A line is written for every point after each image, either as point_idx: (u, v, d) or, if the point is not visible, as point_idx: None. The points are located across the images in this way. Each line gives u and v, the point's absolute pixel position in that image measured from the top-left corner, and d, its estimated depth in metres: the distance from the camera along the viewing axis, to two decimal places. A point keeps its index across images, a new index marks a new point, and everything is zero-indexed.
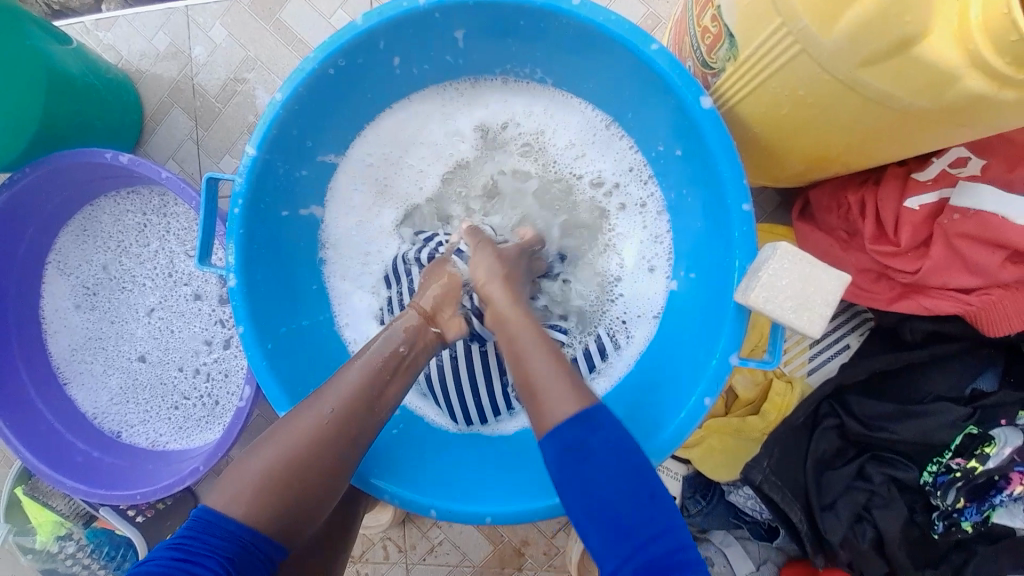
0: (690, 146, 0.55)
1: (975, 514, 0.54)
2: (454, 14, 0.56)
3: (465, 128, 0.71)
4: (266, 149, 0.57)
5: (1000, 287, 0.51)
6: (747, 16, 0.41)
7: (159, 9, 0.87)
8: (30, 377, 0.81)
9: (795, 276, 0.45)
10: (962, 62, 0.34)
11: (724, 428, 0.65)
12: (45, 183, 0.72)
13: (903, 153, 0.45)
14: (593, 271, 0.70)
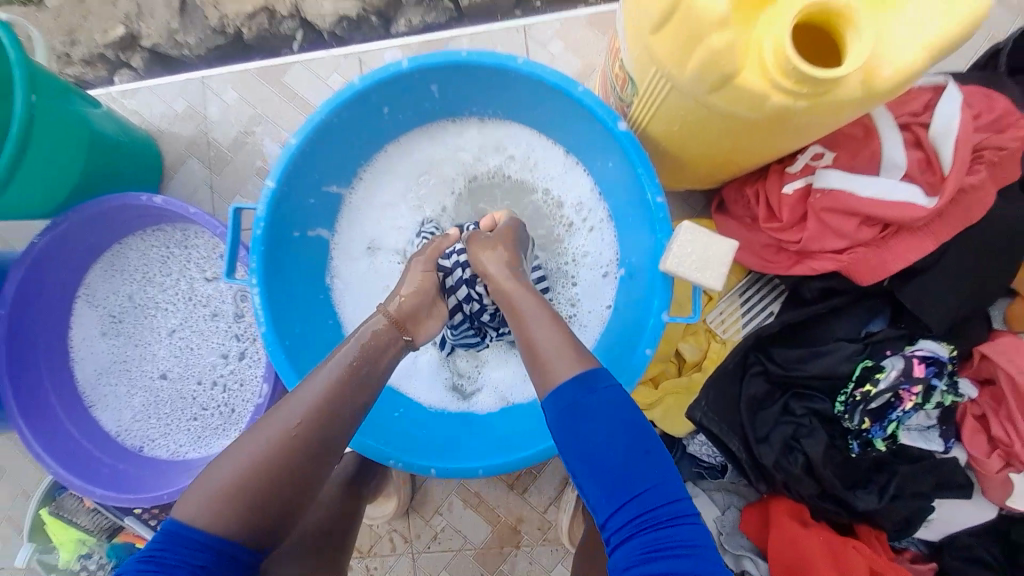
0: (617, 160, 0.71)
1: (882, 431, 0.67)
2: (429, 72, 0.72)
3: (442, 160, 0.86)
4: (282, 182, 0.71)
5: (863, 246, 0.65)
6: (637, 64, 0.58)
7: (177, 80, 1.04)
8: (58, 399, 0.90)
9: (698, 245, 0.61)
10: (766, 87, 0.49)
11: (676, 390, 0.79)
12: (83, 226, 0.85)
13: (766, 151, 0.60)
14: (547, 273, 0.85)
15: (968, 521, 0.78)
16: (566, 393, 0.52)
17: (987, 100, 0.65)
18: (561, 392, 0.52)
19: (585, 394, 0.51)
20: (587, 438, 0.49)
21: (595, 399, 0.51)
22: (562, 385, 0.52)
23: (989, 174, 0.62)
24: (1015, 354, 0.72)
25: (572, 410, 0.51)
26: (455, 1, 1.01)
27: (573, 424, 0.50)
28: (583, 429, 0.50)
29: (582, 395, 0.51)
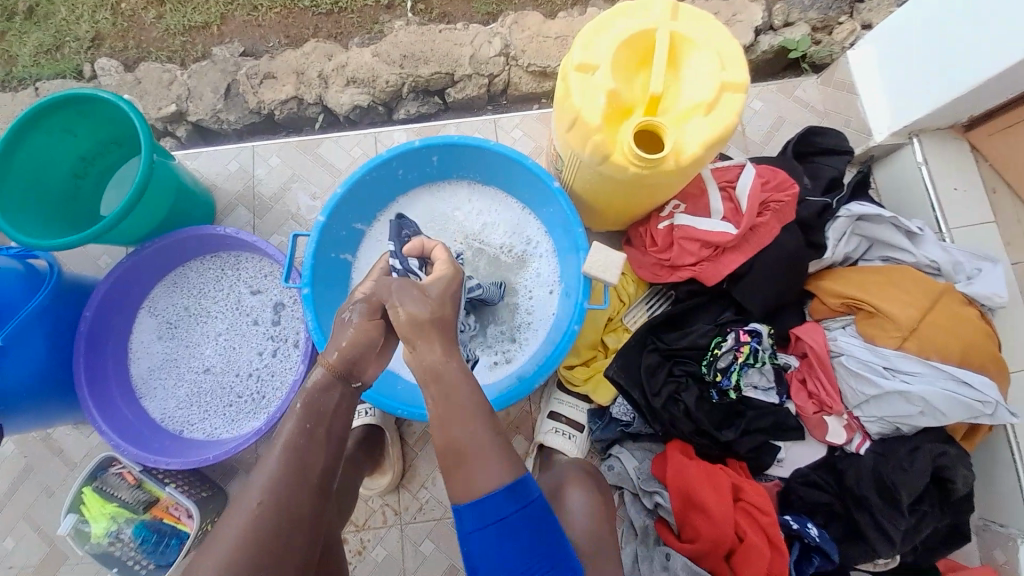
0: (554, 207, 1.10)
1: (729, 381, 1.01)
2: (431, 150, 1.10)
3: (438, 208, 1.21)
4: (328, 218, 1.04)
5: (706, 260, 1.04)
6: (564, 148, 0.97)
7: (233, 148, 1.36)
8: (119, 389, 1.13)
9: (598, 254, 0.98)
10: (627, 164, 0.87)
11: (602, 367, 1.12)
12: (163, 251, 1.14)
13: (644, 201, 0.99)
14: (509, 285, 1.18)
15: (811, 458, 1.05)
16: (484, 506, 0.63)
17: (773, 173, 1.05)
18: (479, 505, 0.63)
19: (520, 506, 0.64)
20: (498, 543, 0.62)
21: (512, 518, 0.63)
22: (483, 500, 0.63)
23: (773, 216, 1.03)
24: (814, 333, 1.05)
25: (489, 523, 0.63)
26: (443, 98, 1.40)
27: (487, 532, 0.63)
28: (501, 545, 0.62)
29: (501, 511, 0.63)
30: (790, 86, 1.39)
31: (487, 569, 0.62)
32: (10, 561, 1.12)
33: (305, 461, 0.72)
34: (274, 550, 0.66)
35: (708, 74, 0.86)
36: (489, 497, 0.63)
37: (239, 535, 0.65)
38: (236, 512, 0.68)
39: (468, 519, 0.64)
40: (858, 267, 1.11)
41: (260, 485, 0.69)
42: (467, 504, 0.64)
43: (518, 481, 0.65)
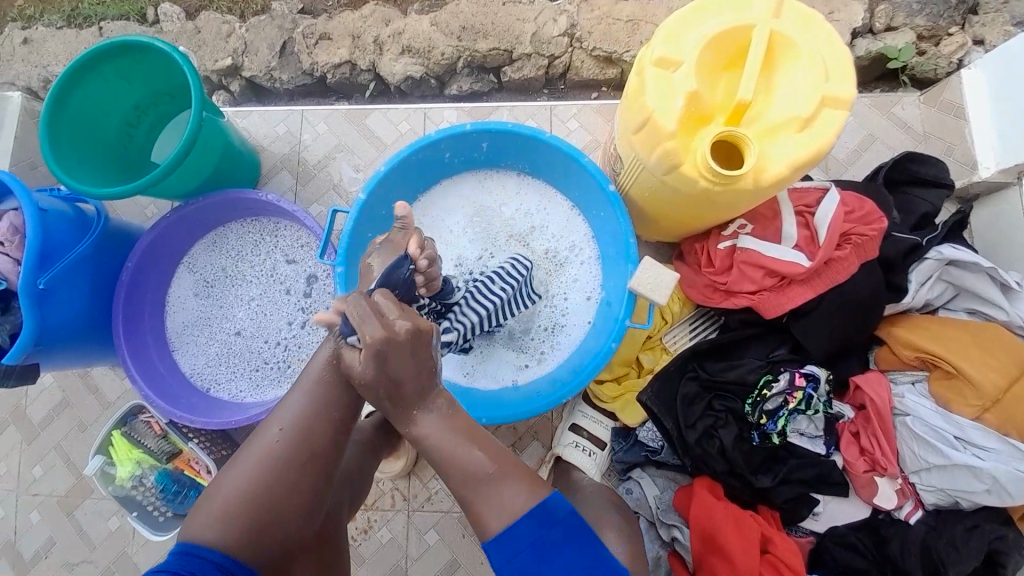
0: (605, 210, 1.02)
1: (774, 426, 0.95)
2: (484, 136, 1.04)
3: (483, 197, 1.15)
4: (368, 196, 1.00)
5: (766, 291, 0.96)
6: (626, 151, 0.88)
7: (281, 109, 1.33)
8: (153, 340, 1.14)
9: (650, 268, 0.91)
10: (699, 176, 0.78)
11: (634, 387, 1.06)
12: (205, 209, 1.13)
13: (707, 218, 0.90)
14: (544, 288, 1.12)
15: (848, 518, 0.99)
16: (551, 493, 0.64)
17: (860, 202, 0.97)
18: (546, 490, 0.64)
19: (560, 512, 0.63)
20: (554, 529, 0.62)
21: (583, 510, 0.64)
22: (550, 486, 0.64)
23: (852, 251, 0.94)
24: (877, 385, 0.98)
25: (549, 508, 0.63)
26: (498, 77, 1.32)
27: (544, 517, 0.62)
28: (563, 529, 0.62)
29: (565, 500, 0.64)
30: (886, 102, 1.23)
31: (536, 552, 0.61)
32: (39, 487, 1.19)
33: (310, 435, 0.68)
34: (263, 522, 0.63)
35: (807, 84, 0.76)
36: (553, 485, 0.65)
37: (234, 497, 0.63)
38: (233, 477, 0.65)
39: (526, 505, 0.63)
40: (937, 317, 1.00)
41: (254, 451, 0.66)
42: (535, 487, 0.65)
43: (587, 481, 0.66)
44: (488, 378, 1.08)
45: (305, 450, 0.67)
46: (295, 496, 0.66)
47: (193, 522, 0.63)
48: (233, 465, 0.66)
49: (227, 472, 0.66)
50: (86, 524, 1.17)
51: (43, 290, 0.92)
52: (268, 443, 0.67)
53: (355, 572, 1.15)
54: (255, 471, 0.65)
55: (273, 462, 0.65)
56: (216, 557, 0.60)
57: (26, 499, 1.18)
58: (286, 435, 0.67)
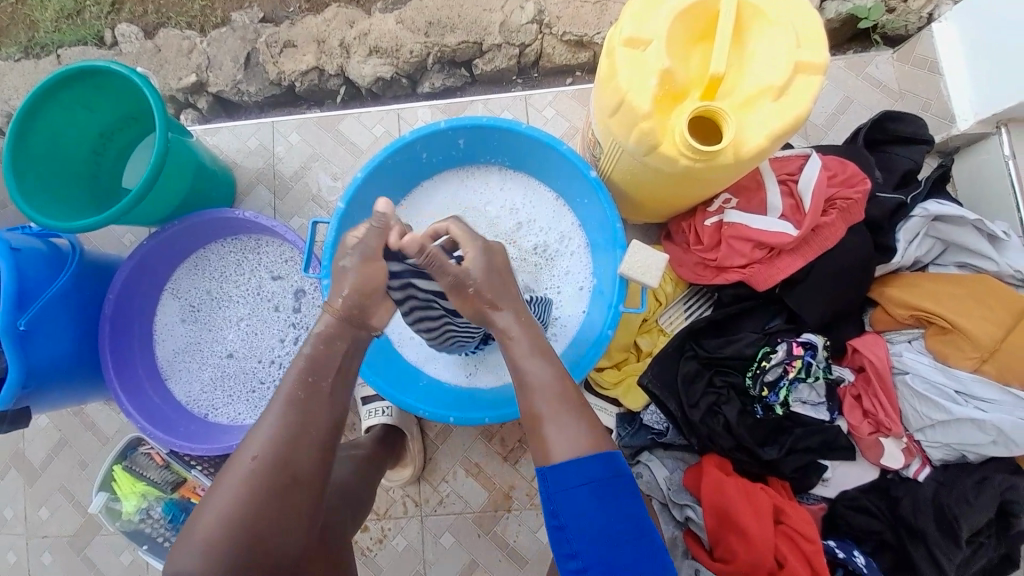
0: (588, 197, 1.01)
1: (776, 397, 0.96)
2: (459, 133, 1.02)
3: (466, 194, 1.14)
4: (349, 204, 0.98)
5: (758, 263, 0.96)
6: (604, 135, 0.87)
7: (251, 123, 1.29)
8: (144, 372, 1.12)
9: (639, 252, 0.91)
10: (679, 155, 0.77)
11: (635, 371, 1.06)
12: (183, 233, 1.11)
13: (692, 196, 0.89)
14: (535, 280, 1.10)
15: (858, 480, 1.00)
16: (572, 469, 0.65)
17: (841, 166, 0.97)
18: (566, 468, 0.65)
19: (614, 475, 0.66)
20: (586, 505, 0.64)
21: (610, 483, 0.65)
22: (575, 462, 0.65)
23: (838, 216, 0.94)
24: (875, 347, 0.99)
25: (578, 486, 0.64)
26: (470, 70, 1.29)
27: (574, 494, 0.64)
28: (593, 506, 0.64)
29: (587, 476, 0.65)
30: (860, 63, 1.23)
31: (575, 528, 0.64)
32: (44, 530, 1.17)
33: (296, 451, 0.67)
34: (255, 548, 0.62)
35: (780, 52, 0.75)
36: (578, 461, 0.65)
37: (218, 528, 0.62)
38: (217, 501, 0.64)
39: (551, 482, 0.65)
40: (928, 273, 1.01)
41: (253, 475, 0.65)
42: (556, 465, 0.66)
43: (608, 453, 0.67)
44: (488, 377, 1.08)
45: (288, 472, 0.66)
46: (284, 523, 0.65)
47: (177, 557, 0.61)
48: (214, 493, 0.65)
49: (207, 502, 0.65)
50: (97, 562, 1.16)
51: (25, 330, 0.89)
52: (245, 467, 0.65)
53: None
54: (240, 498, 0.63)
55: (255, 487, 0.64)
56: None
57: (31, 543, 1.17)
58: (263, 459, 0.66)
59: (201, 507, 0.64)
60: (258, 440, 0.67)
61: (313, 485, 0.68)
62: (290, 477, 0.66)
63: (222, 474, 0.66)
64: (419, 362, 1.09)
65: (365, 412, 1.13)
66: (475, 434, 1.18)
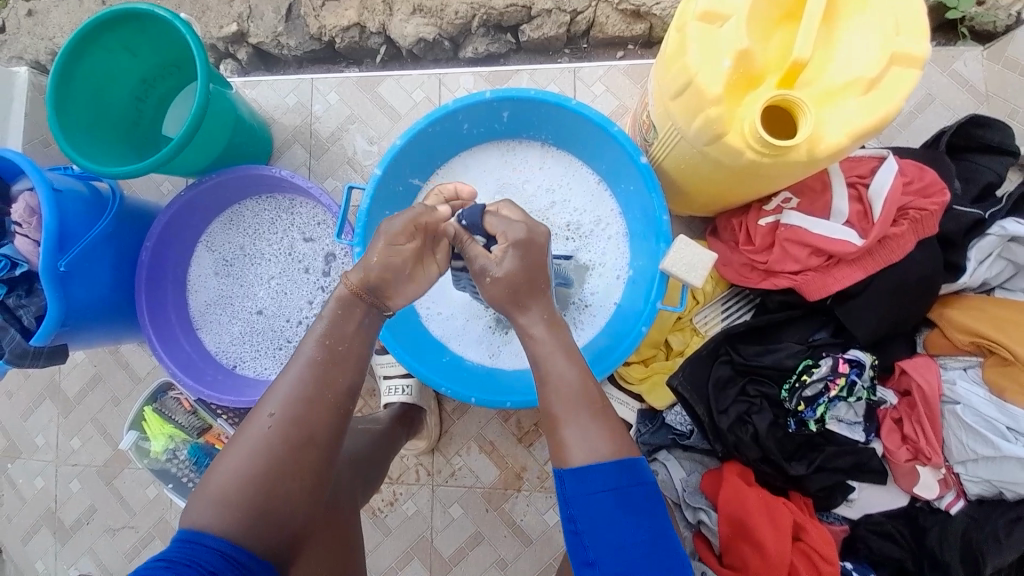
0: (634, 183, 0.96)
1: (812, 413, 0.91)
2: (505, 104, 0.97)
3: (504, 170, 1.09)
4: (385, 170, 0.95)
5: (811, 271, 0.90)
6: (662, 119, 0.81)
7: (290, 79, 1.26)
8: (177, 320, 1.14)
9: (683, 247, 0.86)
10: (745, 147, 0.71)
11: (662, 369, 1.02)
12: (219, 187, 1.10)
13: (749, 192, 0.83)
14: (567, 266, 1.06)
15: (886, 505, 0.95)
16: (593, 475, 0.63)
17: (920, 171, 0.90)
18: (586, 474, 0.63)
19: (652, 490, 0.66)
20: (603, 514, 0.62)
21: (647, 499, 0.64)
22: (598, 467, 0.63)
23: (909, 228, 0.87)
24: (927, 372, 0.92)
25: (599, 491, 0.62)
26: (517, 37, 1.22)
27: (594, 499, 0.62)
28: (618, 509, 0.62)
29: (616, 484, 0.63)
30: (949, 57, 1.10)
31: (591, 534, 0.61)
32: (77, 459, 1.24)
33: (311, 418, 0.66)
34: (262, 504, 0.62)
35: (874, 41, 0.67)
36: (603, 465, 0.63)
37: (234, 484, 0.62)
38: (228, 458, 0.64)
39: (575, 486, 0.63)
40: (995, 298, 0.93)
41: (257, 437, 0.64)
42: (572, 470, 0.64)
43: (633, 460, 0.65)
44: (512, 360, 1.06)
45: (302, 432, 0.65)
46: (292, 481, 0.64)
47: (195, 509, 0.62)
48: (231, 447, 0.65)
49: (223, 458, 0.65)
50: (124, 494, 1.23)
51: (64, 272, 0.90)
52: (263, 427, 0.65)
53: (381, 542, 1.18)
54: (253, 455, 0.63)
55: (270, 446, 0.64)
56: (217, 541, 0.59)
57: (66, 470, 1.24)
58: (280, 421, 0.65)
59: (216, 462, 0.64)
60: (276, 402, 0.66)
61: (325, 447, 0.67)
62: (306, 440, 0.65)
63: (241, 429, 0.66)
64: (445, 339, 1.07)
65: (385, 388, 1.11)
66: (491, 412, 1.18)
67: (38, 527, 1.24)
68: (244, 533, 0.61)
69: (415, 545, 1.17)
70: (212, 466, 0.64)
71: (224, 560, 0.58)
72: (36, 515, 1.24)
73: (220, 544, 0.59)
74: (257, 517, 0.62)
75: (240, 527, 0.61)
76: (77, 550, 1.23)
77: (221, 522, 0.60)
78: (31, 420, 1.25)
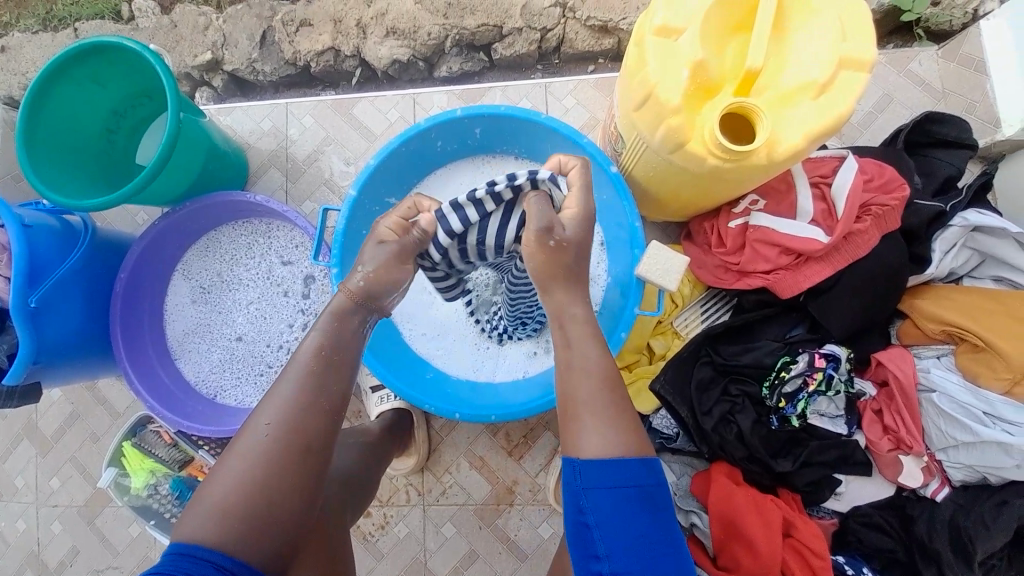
0: (605, 191, 0.98)
1: (793, 409, 0.92)
2: (476, 121, 0.99)
3: (479, 184, 1.10)
4: (359, 191, 0.96)
5: (782, 269, 0.92)
6: (628, 129, 0.83)
7: (265, 104, 1.27)
8: (154, 351, 1.12)
9: (657, 251, 0.88)
10: (708, 153, 0.73)
11: (647, 374, 1.03)
12: (194, 214, 1.10)
13: (717, 196, 0.85)
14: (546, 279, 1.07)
15: (872, 497, 0.96)
16: (614, 468, 0.62)
17: (879, 169, 0.93)
18: (606, 466, 0.62)
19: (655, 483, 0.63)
20: (619, 508, 0.61)
21: (644, 487, 0.62)
22: (621, 462, 0.62)
23: (873, 223, 0.90)
24: (901, 361, 0.94)
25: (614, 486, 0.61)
26: (489, 55, 1.24)
27: (610, 492, 0.61)
28: (628, 506, 0.61)
29: (638, 479, 0.62)
30: (902, 59, 1.15)
31: (603, 528, 0.60)
32: (56, 499, 1.20)
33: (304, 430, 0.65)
34: (255, 520, 0.60)
35: (820, 47, 0.70)
36: (627, 460, 0.62)
37: (229, 495, 0.60)
38: (224, 472, 0.62)
39: (586, 477, 0.62)
40: (961, 286, 0.96)
41: (247, 446, 0.63)
42: (589, 462, 0.63)
43: (651, 457, 0.65)
44: (497, 373, 1.06)
45: (298, 438, 0.64)
46: (291, 488, 0.62)
47: (188, 521, 0.60)
48: (227, 457, 0.63)
49: (222, 466, 0.63)
50: (106, 534, 1.19)
51: (35, 308, 0.89)
52: (259, 435, 0.63)
53: (374, 567, 1.15)
54: (249, 464, 0.62)
55: (268, 453, 0.63)
56: (215, 556, 0.57)
57: (45, 512, 1.20)
58: (275, 427, 0.64)
59: (211, 475, 0.63)
60: (272, 409, 0.65)
61: (321, 454, 0.66)
62: (301, 448, 0.64)
63: (236, 439, 0.65)
64: (428, 356, 1.07)
65: (375, 399, 1.13)
66: (480, 427, 1.17)
67: (16, 574, 1.19)
68: (238, 545, 0.59)
69: (408, 568, 1.15)
70: (207, 480, 0.63)
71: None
72: (12, 562, 1.19)
73: (218, 558, 0.57)
74: (254, 530, 0.60)
75: (234, 540, 0.59)
76: None
77: (216, 536, 0.58)
78: (7, 462, 1.21)
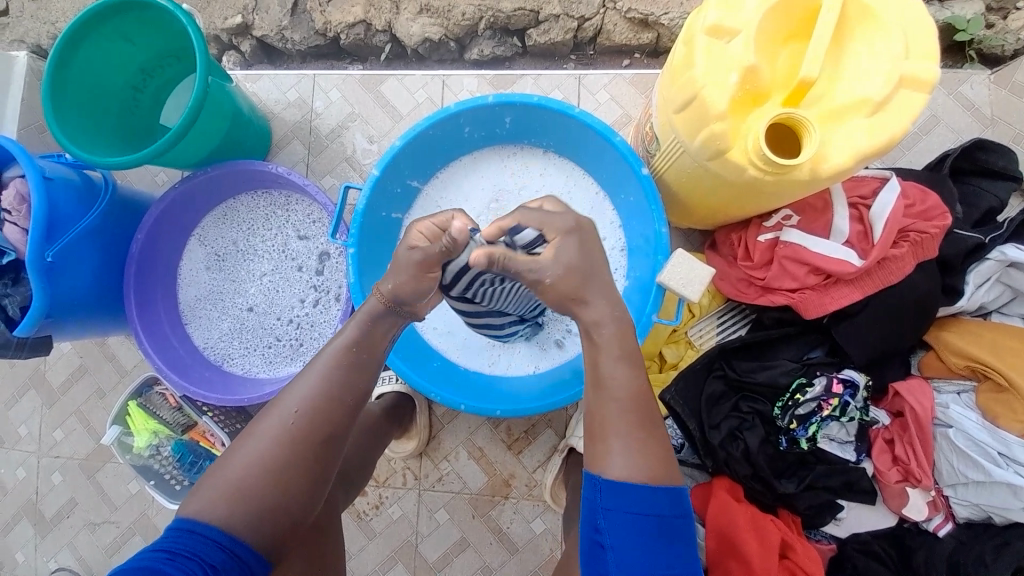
0: (632, 193, 0.96)
1: (803, 431, 0.91)
2: (507, 110, 0.96)
3: (503, 175, 1.08)
4: (382, 171, 0.94)
5: (808, 289, 0.90)
6: (665, 132, 0.81)
7: (292, 75, 1.25)
8: (166, 313, 1.13)
9: (678, 264, 0.85)
10: (749, 162, 0.70)
11: (656, 381, 1.01)
12: (216, 180, 1.09)
13: (750, 208, 0.82)
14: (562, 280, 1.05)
15: (873, 525, 0.95)
16: (640, 495, 0.62)
17: (921, 195, 0.90)
18: (633, 490, 0.62)
19: (677, 514, 0.63)
20: (636, 533, 0.61)
21: (667, 519, 0.62)
22: (646, 490, 0.62)
23: (910, 250, 0.87)
24: (919, 393, 0.93)
25: (639, 511, 0.61)
26: (522, 41, 1.21)
27: (630, 519, 0.61)
28: (650, 540, 0.61)
29: (661, 510, 0.62)
30: (953, 80, 1.10)
31: (618, 552, 0.61)
32: (61, 450, 1.22)
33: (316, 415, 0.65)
34: (265, 505, 0.60)
35: (879, 63, 0.67)
36: (653, 489, 0.62)
37: (254, 476, 0.60)
38: (241, 453, 0.62)
39: (621, 495, 0.62)
40: (990, 322, 0.93)
41: (270, 430, 0.63)
42: (613, 485, 0.63)
43: (681, 489, 0.64)
44: (508, 367, 1.05)
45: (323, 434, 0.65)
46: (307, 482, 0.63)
47: (195, 499, 0.60)
48: (248, 438, 0.64)
49: (244, 442, 0.64)
50: (107, 487, 1.21)
51: (52, 262, 0.89)
52: (286, 420, 0.64)
53: (366, 544, 1.16)
54: (284, 446, 0.63)
55: (293, 439, 0.63)
56: (221, 535, 0.57)
57: (49, 461, 1.22)
58: (303, 417, 0.65)
59: (231, 453, 0.63)
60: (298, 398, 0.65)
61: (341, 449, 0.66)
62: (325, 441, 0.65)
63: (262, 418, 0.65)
64: (441, 343, 1.07)
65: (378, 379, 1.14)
66: (482, 417, 1.17)
67: (15, 519, 1.22)
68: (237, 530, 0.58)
69: (399, 549, 1.16)
70: (227, 456, 0.63)
71: (225, 555, 0.56)
72: (16, 505, 1.22)
73: (220, 538, 0.57)
74: (264, 511, 0.60)
75: (243, 521, 0.58)
76: (57, 542, 1.21)
77: (229, 509, 0.58)
78: (15, 410, 1.23)
